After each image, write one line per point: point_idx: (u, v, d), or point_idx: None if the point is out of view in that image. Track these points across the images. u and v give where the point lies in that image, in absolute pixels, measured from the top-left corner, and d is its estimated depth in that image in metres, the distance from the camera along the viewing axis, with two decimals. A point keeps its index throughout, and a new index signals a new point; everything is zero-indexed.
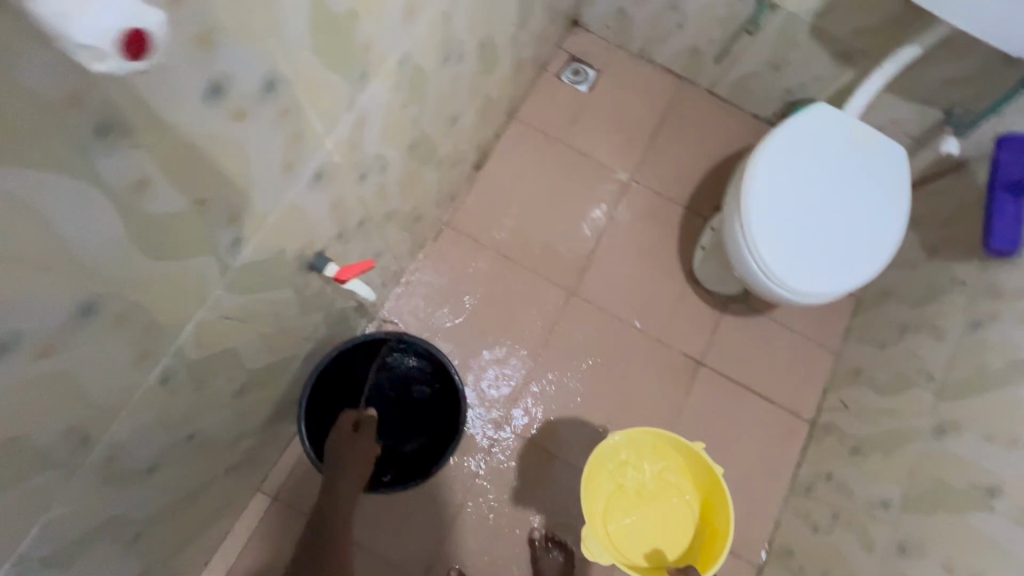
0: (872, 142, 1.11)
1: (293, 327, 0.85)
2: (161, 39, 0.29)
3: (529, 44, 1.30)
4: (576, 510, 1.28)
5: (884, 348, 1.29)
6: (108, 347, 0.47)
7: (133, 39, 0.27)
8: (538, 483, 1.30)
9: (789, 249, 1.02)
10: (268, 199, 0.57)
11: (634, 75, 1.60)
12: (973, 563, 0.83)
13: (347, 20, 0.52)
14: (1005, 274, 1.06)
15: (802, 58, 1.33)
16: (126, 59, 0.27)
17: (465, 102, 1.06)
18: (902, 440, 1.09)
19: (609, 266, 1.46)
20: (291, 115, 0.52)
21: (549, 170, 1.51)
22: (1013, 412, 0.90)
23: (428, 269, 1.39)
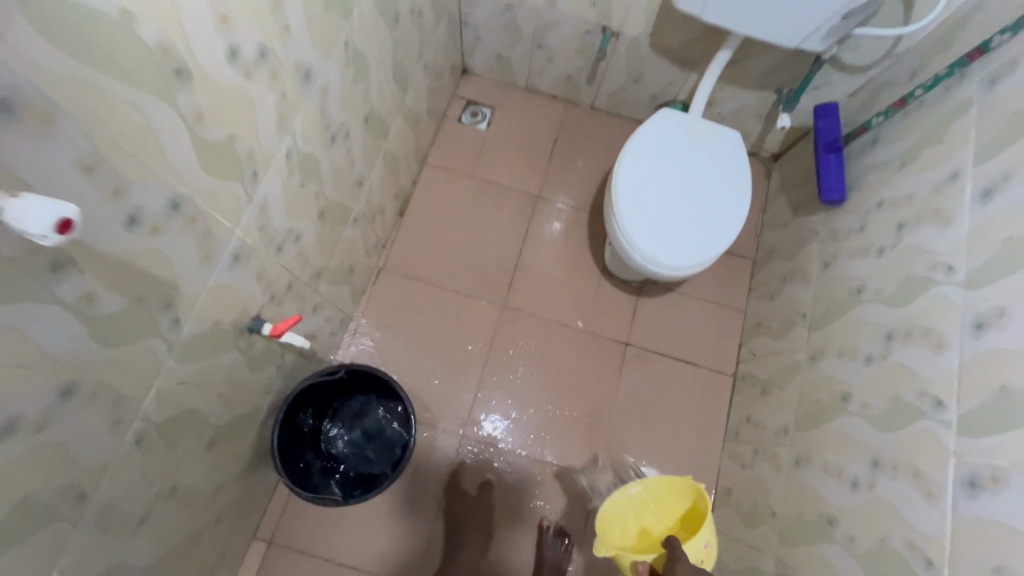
0: (711, 131, 1.32)
1: (247, 383, 1.01)
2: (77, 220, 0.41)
3: (419, 103, 1.50)
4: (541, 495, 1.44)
5: (773, 298, 1.49)
6: (87, 419, 0.62)
7: (61, 225, 0.41)
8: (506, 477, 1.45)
9: (661, 237, 1.23)
10: (194, 284, 0.74)
11: (524, 107, 1.81)
12: (839, 458, 1.01)
13: (228, 144, 0.70)
14: (840, 218, 1.27)
15: (653, 69, 1.55)
16: (58, 234, 0.41)
17: (367, 165, 1.25)
18: (791, 373, 1.27)
19: (532, 276, 1.64)
20: (198, 220, 0.69)
21: (465, 204, 1.70)
22: (853, 330, 1.09)
23: (374, 311, 1.56)
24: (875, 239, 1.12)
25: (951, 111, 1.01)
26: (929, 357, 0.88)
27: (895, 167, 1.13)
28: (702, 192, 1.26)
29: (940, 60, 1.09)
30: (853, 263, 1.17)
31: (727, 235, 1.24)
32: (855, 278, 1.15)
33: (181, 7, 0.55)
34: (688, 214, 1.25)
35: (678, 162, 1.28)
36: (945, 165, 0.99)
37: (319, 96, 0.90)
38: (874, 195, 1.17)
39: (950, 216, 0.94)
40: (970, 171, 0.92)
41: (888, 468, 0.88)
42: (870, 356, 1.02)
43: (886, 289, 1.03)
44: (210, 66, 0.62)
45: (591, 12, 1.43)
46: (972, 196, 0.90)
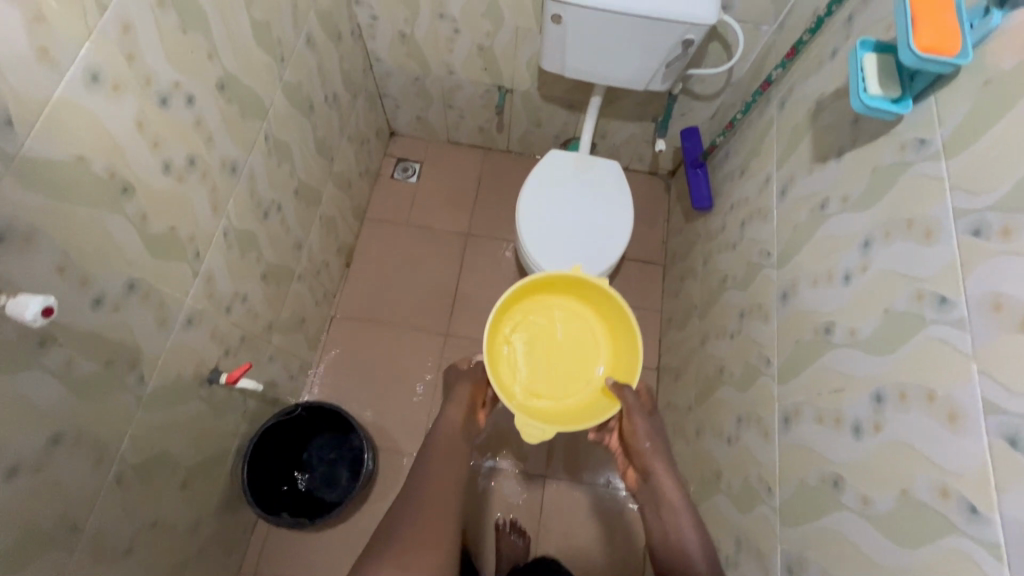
0: (591, 162, 1.58)
1: (213, 426, 1.17)
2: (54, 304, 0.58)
3: (349, 167, 1.72)
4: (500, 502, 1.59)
5: (677, 296, 1.71)
6: (75, 461, 0.79)
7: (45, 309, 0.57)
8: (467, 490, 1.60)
9: (562, 256, 1.46)
10: (154, 345, 0.92)
11: (448, 157, 2.05)
12: (720, 421, 1.21)
13: (170, 232, 0.90)
14: (711, 221, 1.51)
15: (549, 114, 1.81)
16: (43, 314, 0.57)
17: (303, 229, 1.45)
18: (691, 357, 1.48)
19: (471, 304, 1.84)
20: (151, 295, 0.88)
21: (404, 248, 1.91)
22: (722, 312, 1.31)
23: (330, 355, 1.74)
24: (731, 236, 1.35)
25: (762, 128, 1.26)
26: (762, 325, 1.09)
27: (738, 175, 1.37)
28: (590, 214, 1.51)
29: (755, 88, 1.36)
30: (720, 257, 1.40)
31: (617, 246, 1.48)
32: (721, 269, 1.37)
33: (120, 143, 0.76)
34: (580, 233, 1.49)
35: (567, 194, 1.53)
36: (763, 171, 1.23)
37: (247, 180, 1.11)
38: (728, 199, 1.41)
39: (767, 211, 1.17)
40: (775, 174, 1.16)
41: (746, 421, 1.08)
42: (732, 332, 1.23)
43: (738, 275, 1.25)
44: (148, 178, 0.83)
45: (485, 76, 1.68)
46: (777, 194, 1.13)
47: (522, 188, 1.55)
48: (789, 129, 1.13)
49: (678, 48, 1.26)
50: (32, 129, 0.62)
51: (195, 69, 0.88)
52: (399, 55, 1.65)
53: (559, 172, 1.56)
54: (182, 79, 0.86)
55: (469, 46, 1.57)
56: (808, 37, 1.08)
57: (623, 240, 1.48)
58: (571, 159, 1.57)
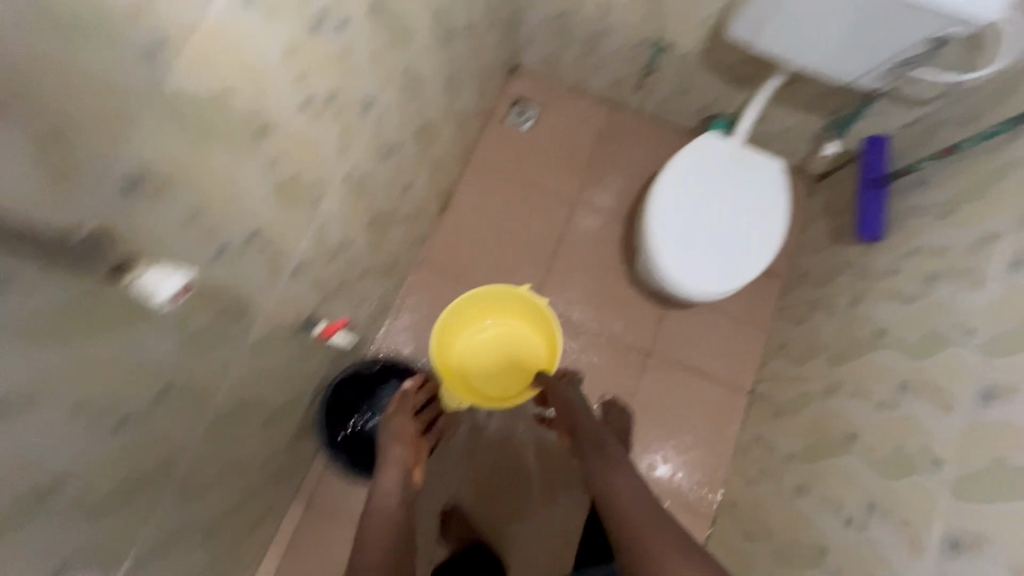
0: (736, 153, 1.34)
1: (300, 369, 1.13)
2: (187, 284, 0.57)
3: (468, 105, 1.55)
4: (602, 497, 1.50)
5: (799, 324, 1.52)
6: (175, 411, 0.75)
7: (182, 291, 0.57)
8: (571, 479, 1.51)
9: (697, 261, 1.27)
10: (263, 295, 0.84)
11: (571, 108, 1.84)
12: (836, 493, 1.07)
13: (297, 178, 0.79)
14: (874, 257, 1.28)
15: (702, 84, 1.55)
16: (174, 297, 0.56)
17: (414, 172, 1.32)
18: (804, 403, 1.32)
19: (564, 278, 1.71)
20: (268, 245, 0.79)
21: (503, 203, 1.76)
22: (869, 372, 1.13)
23: (411, 301, 1.67)
24: (904, 287, 1.13)
25: (999, 168, 1.00)
26: (935, 414, 0.91)
27: (935, 216, 1.12)
28: (733, 217, 1.30)
29: (996, 110, 1.07)
30: (880, 305, 1.19)
31: (762, 255, 1.28)
32: (879, 321, 1.17)
33: (266, 75, 0.63)
34: (718, 241, 1.28)
35: (707, 191, 1.31)
36: (983, 225, 0.98)
37: (377, 121, 0.97)
38: (911, 239, 1.17)
39: (979, 278, 0.95)
40: (1005, 234, 0.93)
41: (882, 513, 0.93)
42: (880, 402, 1.06)
43: (907, 339, 1.06)
44: (287, 117, 0.70)
45: (645, 26, 1.43)
46: (1002, 264, 0.90)
47: (653, 182, 1.34)
48: None
49: (924, 44, 1.00)
50: (184, 54, 0.50)
51: None
52: None
53: (695, 165, 1.33)
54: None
55: None
56: None
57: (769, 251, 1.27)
58: (719, 149, 1.34)
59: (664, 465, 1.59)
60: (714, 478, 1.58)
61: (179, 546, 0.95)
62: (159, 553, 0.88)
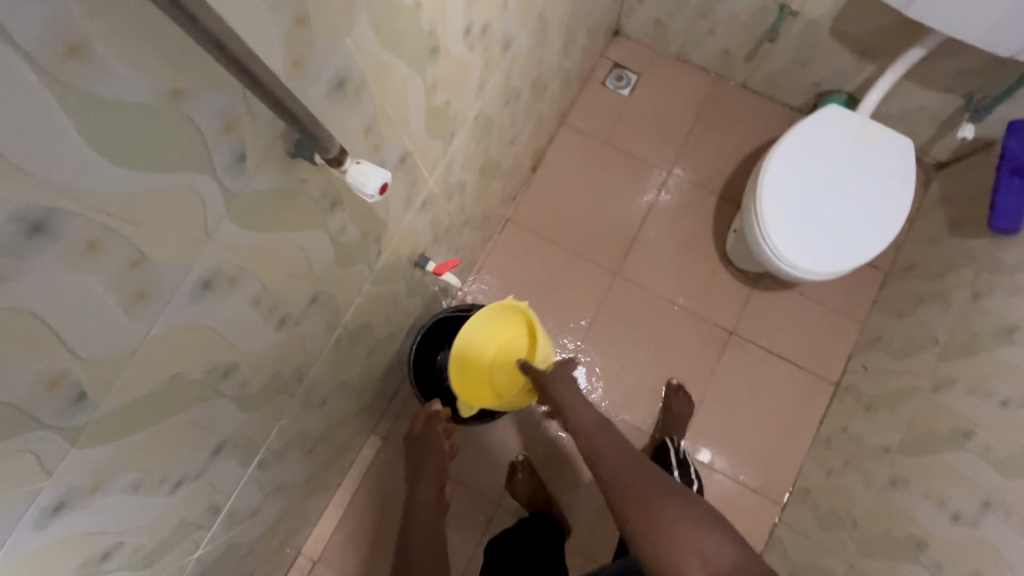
0: (865, 126, 1.28)
1: (404, 305, 1.17)
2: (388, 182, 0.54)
3: (575, 63, 1.53)
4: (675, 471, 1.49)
5: (902, 317, 1.44)
6: (318, 320, 0.79)
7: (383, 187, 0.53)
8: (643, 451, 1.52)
9: (808, 237, 1.22)
10: (397, 222, 0.87)
11: (673, 76, 1.78)
12: (944, 489, 1.02)
13: (445, 107, 0.81)
14: (1006, 249, 1.19)
15: (825, 56, 1.47)
16: (376, 190, 0.53)
17: (522, 125, 1.32)
18: (904, 397, 1.27)
19: (650, 248, 1.68)
20: (412, 171, 0.82)
21: (594, 168, 1.74)
22: (993, 368, 1.06)
23: (495, 257, 1.68)
24: None
25: None
26: None
27: None
28: (856, 193, 1.23)
29: None
30: (1011, 300, 1.11)
31: (881, 239, 1.21)
32: (1009, 315, 1.09)
33: None
34: (838, 216, 1.22)
35: (829, 163, 1.25)
36: None
37: (510, 62, 0.98)
38: None
39: None
40: None
41: (1003, 511, 0.89)
42: (1006, 399, 1.00)
43: None
44: (453, 41, 0.72)
45: None
46: None
47: (769, 151, 1.29)
48: None
49: None
50: None
51: None
52: None
53: (818, 135, 1.27)
54: None
55: None
56: None
57: (889, 234, 1.21)
58: (846, 123, 1.28)
59: (740, 447, 1.55)
60: (791, 466, 1.53)
61: (293, 453, 1.01)
62: (279, 456, 0.95)
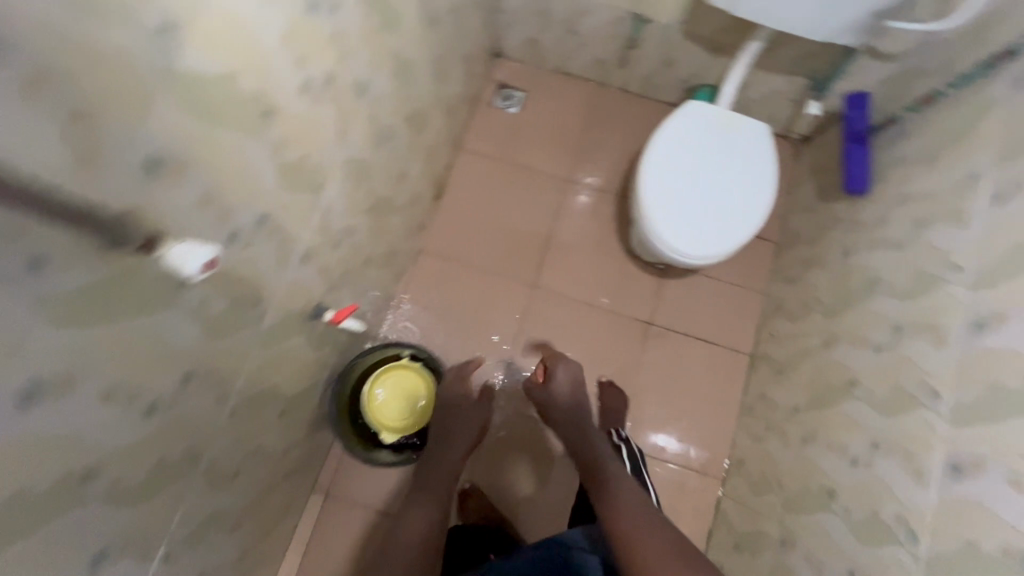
0: (711, 112, 1.37)
1: (311, 358, 1.14)
2: (211, 258, 0.59)
3: (455, 91, 1.56)
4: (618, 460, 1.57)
5: (794, 283, 1.55)
6: (199, 398, 0.76)
7: (206, 265, 0.58)
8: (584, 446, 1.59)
9: (692, 226, 1.30)
10: (274, 281, 0.86)
11: (556, 89, 1.85)
12: (842, 437, 1.10)
13: (300, 161, 0.81)
14: (862, 209, 1.32)
15: (685, 55, 1.57)
16: (199, 270, 0.58)
17: (408, 159, 1.34)
18: (803, 357, 1.36)
19: (561, 256, 1.73)
20: (277, 230, 0.81)
21: (496, 187, 1.78)
22: (866, 319, 1.16)
23: (412, 290, 1.68)
24: (894, 234, 1.17)
25: (977, 107, 1.03)
26: (931, 350, 0.95)
27: (920, 162, 1.16)
28: (727, 176, 1.33)
29: (971, 53, 1.10)
30: (871, 255, 1.22)
31: (755, 216, 1.31)
32: (871, 269, 1.21)
33: (268, 57, 0.64)
34: (720, 202, 1.31)
35: (695, 159, 1.34)
36: (965, 165, 1.02)
37: (371, 105, 0.99)
38: (898, 188, 1.20)
39: (964, 216, 0.98)
40: (986, 172, 0.96)
41: (887, 450, 0.97)
42: (878, 346, 1.09)
43: (899, 283, 1.09)
44: (289, 99, 0.72)
45: None
46: (985, 200, 0.94)
47: (645, 151, 1.36)
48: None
49: None
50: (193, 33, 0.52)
51: None
52: None
53: (675, 138, 1.35)
54: None
55: None
56: None
57: (762, 211, 1.31)
58: (709, 114, 1.37)
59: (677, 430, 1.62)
60: (724, 440, 1.60)
61: (210, 536, 0.96)
62: (192, 544, 0.90)
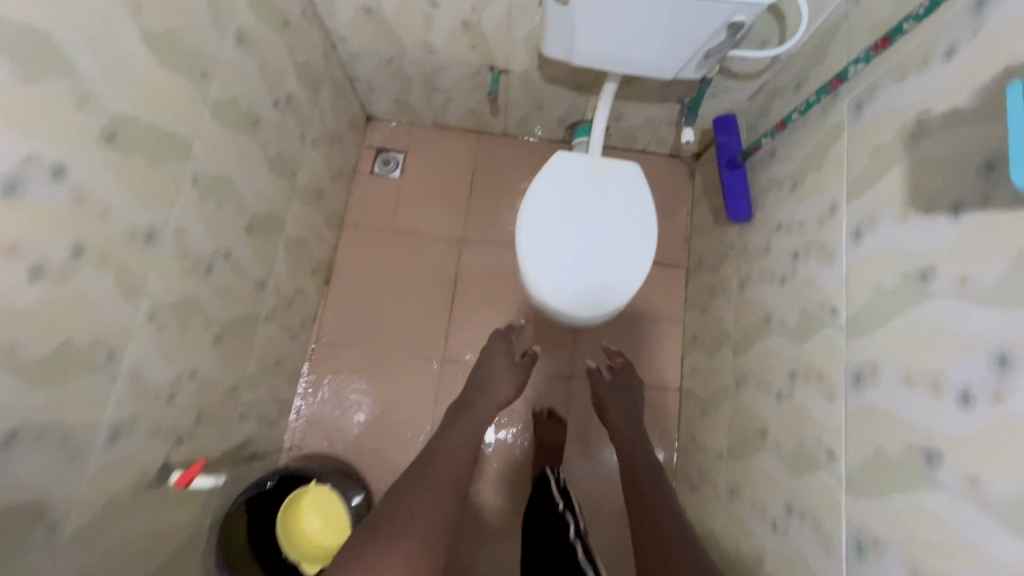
0: (557, 169, 1.31)
1: (173, 521, 1.01)
2: None
3: (318, 174, 1.46)
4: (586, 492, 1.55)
5: (704, 312, 1.50)
6: None
7: None
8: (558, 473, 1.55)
9: (578, 284, 1.23)
10: (67, 483, 0.73)
11: (436, 145, 1.77)
12: (760, 495, 1.04)
13: (62, 349, 0.69)
14: (749, 236, 1.27)
15: (552, 97, 1.51)
16: None
17: (265, 265, 1.23)
18: (721, 397, 1.30)
19: (468, 321, 1.65)
20: (47, 434, 0.69)
21: (390, 259, 1.68)
22: (765, 359, 1.10)
23: (315, 387, 1.58)
24: (778, 266, 1.11)
25: (829, 132, 0.98)
26: (821, 402, 0.88)
27: (789, 188, 1.11)
28: (608, 217, 1.28)
29: (816, 73, 1.06)
30: (762, 288, 1.17)
31: (642, 261, 1.26)
32: (764, 303, 1.15)
33: None
34: (615, 244, 1.26)
35: (573, 221, 1.27)
36: (826, 195, 0.97)
37: (174, 242, 0.88)
38: (775, 216, 1.15)
39: (832, 252, 0.92)
40: (844, 203, 0.91)
41: (798, 514, 0.90)
42: (779, 392, 1.03)
43: (788, 322, 1.04)
44: (7, 298, 0.60)
45: (473, 56, 1.37)
46: (846, 236, 0.89)
47: (520, 212, 1.30)
48: (871, 146, 0.86)
49: (721, 34, 0.98)
50: None
51: (63, 129, 0.64)
52: (366, 34, 1.34)
53: (539, 212, 1.28)
54: (40, 148, 0.61)
55: (451, 21, 1.25)
56: (910, 27, 0.78)
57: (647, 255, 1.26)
58: (579, 163, 1.31)
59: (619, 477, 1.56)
60: None
61: None
62: None
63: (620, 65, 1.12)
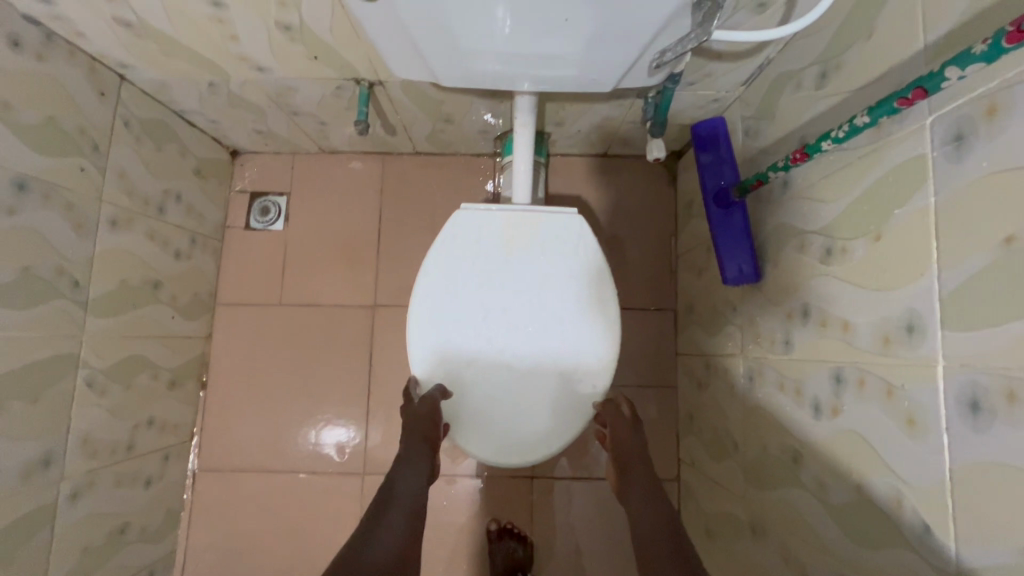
0: (422, 322, 0.86)
1: None
2: None
3: (141, 259, 1.03)
4: (572, 567, 1.18)
5: (701, 388, 1.08)
6: None
7: None
8: (537, 537, 1.20)
9: (527, 406, 0.83)
10: None
11: (328, 179, 1.33)
12: None
13: None
14: (758, 306, 0.84)
15: (459, 110, 1.05)
16: None
17: (47, 434, 0.83)
18: (733, 532, 0.91)
19: (392, 413, 1.25)
20: None
21: (280, 342, 1.28)
22: (798, 525, 0.70)
23: (200, 529, 1.21)
24: (807, 378, 0.70)
25: (890, 178, 0.55)
26: None
27: (819, 254, 0.67)
28: (522, 286, 0.86)
29: (860, 60, 0.60)
30: (783, 402, 0.75)
31: (605, 335, 0.86)
32: (789, 428, 0.74)
33: None
34: (555, 320, 0.85)
35: (490, 337, 0.85)
36: (893, 296, 0.54)
37: None
38: (797, 290, 0.73)
39: (917, 412, 0.51)
40: (935, 327, 0.49)
41: None
42: None
43: (830, 485, 0.63)
44: None
45: (323, 69, 0.92)
46: (951, 400, 0.47)
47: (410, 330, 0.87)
48: (996, 235, 0.43)
49: (684, 14, 0.58)
50: None
51: None
52: (152, 57, 0.88)
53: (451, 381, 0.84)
54: None
55: (260, 26, 0.79)
56: None
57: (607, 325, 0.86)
58: (470, 226, 0.89)
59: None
60: None
61: None
62: None
63: (510, 80, 0.72)
